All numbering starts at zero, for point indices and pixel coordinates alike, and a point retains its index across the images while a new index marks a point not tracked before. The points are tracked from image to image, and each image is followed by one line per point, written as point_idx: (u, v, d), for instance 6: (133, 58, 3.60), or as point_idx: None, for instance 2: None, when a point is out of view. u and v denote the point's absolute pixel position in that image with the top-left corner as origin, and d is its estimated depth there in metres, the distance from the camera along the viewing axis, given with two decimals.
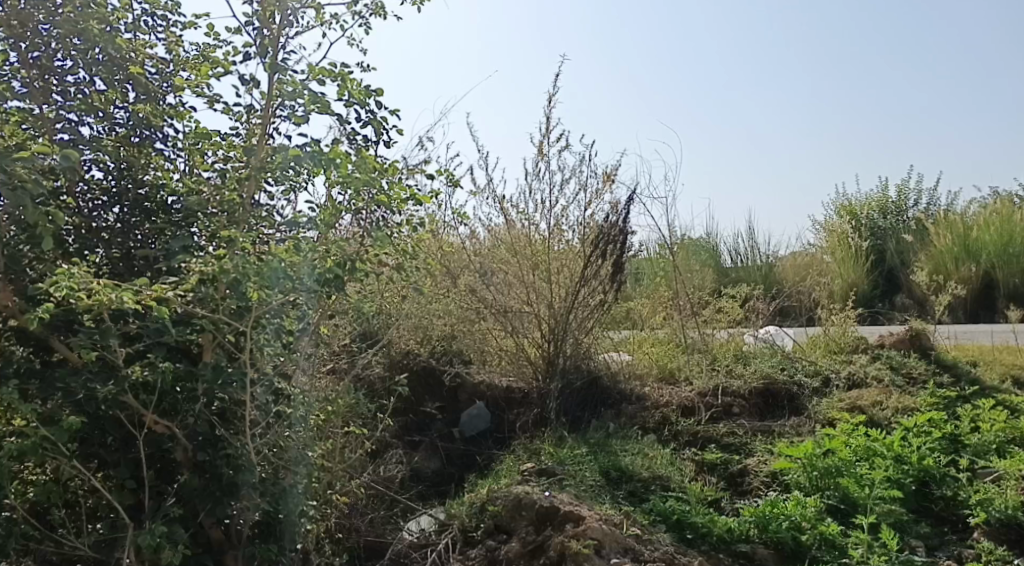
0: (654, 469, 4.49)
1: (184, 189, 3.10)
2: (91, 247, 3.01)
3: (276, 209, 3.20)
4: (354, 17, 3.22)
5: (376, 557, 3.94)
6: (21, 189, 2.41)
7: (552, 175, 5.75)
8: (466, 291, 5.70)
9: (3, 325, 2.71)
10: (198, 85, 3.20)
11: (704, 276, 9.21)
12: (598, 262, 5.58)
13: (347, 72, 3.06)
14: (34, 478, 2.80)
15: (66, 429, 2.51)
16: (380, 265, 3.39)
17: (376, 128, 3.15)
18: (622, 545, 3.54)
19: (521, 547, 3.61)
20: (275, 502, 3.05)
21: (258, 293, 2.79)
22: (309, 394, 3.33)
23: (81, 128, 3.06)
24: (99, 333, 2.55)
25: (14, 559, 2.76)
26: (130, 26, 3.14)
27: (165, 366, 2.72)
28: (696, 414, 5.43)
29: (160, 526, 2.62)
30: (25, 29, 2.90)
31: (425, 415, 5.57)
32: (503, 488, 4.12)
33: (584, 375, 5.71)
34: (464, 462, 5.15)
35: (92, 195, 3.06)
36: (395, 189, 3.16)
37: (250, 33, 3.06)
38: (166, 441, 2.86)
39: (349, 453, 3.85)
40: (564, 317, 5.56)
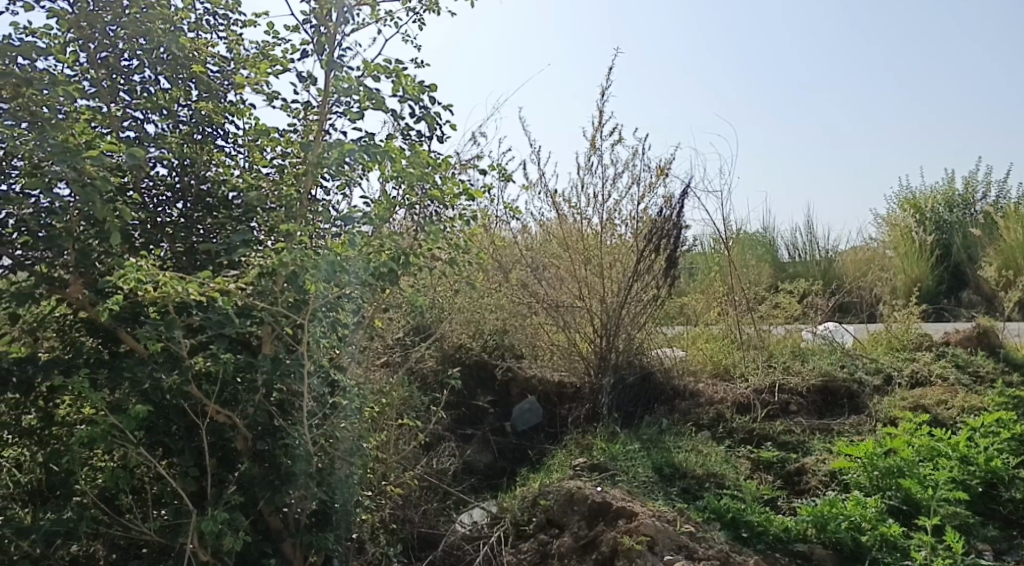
0: (708, 466, 4.45)
1: (245, 183, 3.18)
2: (157, 242, 3.07)
3: (331, 204, 3.24)
4: (408, 13, 3.24)
5: (429, 548, 3.96)
6: (90, 186, 2.50)
7: (605, 170, 5.72)
8: (518, 285, 5.68)
9: (74, 316, 2.79)
10: (258, 83, 3.26)
11: (761, 272, 9.09)
12: (651, 257, 5.54)
13: (401, 68, 3.09)
14: (102, 464, 2.88)
15: (135, 417, 2.58)
16: (434, 259, 3.42)
17: (430, 124, 3.17)
18: (676, 542, 3.50)
19: (574, 541, 3.61)
20: (331, 492, 3.10)
21: (316, 286, 2.84)
22: (363, 386, 3.38)
23: (147, 126, 3.13)
24: (164, 325, 2.61)
25: (83, 542, 2.85)
26: (193, 25, 3.21)
27: (227, 357, 2.77)
28: (752, 411, 5.36)
29: (222, 513, 2.68)
30: (93, 31, 2.99)
31: (477, 408, 5.56)
32: (556, 483, 4.13)
33: (637, 370, 5.67)
34: (516, 456, 5.16)
35: (158, 191, 3.13)
36: (448, 184, 3.19)
37: (308, 31, 3.09)
38: (228, 430, 2.92)
39: (403, 445, 3.89)
40: (616, 312, 5.55)
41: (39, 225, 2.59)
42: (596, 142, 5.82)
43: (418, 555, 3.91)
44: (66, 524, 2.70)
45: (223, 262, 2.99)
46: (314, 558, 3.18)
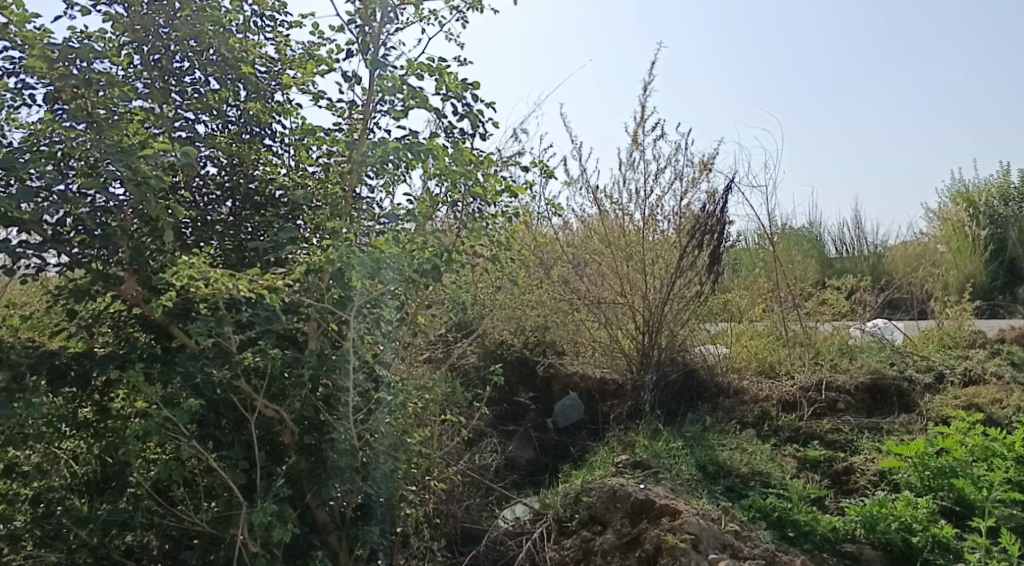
0: (753, 464, 4.41)
1: (292, 182, 3.24)
2: (207, 240, 3.12)
3: (375, 202, 3.26)
4: (451, 11, 3.25)
5: (472, 543, 3.99)
6: (145, 185, 2.56)
7: (647, 166, 5.69)
8: (559, 282, 5.73)
9: (128, 312, 2.86)
10: (304, 83, 3.30)
11: (808, 268, 8.97)
12: (695, 252, 5.49)
13: (444, 66, 3.10)
14: (155, 456, 2.93)
15: (187, 411, 2.63)
16: (476, 255, 3.43)
17: (473, 121, 3.19)
18: (721, 541, 3.47)
19: (617, 538, 3.59)
20: (376, 486, 3.13)
21: (362, 283, 2.86)
22: (407, 383, 3.41)
23: (198, 126, 3.20)
24: (215, 321, 2.65)
25: (138, 532, 2.92)
26: (241, 27, 3.26)
27: (275, 352, 2.81)
28: (798, 409, 5.30)
29: (272, 505, 2.72)
30: (146, 34, 3.05)
31: (518, 405, 5.52)
32: (598, 480, 4.13)
33: (680, 367, 5.64)
34: (559, 452, 5.16)
35: (206, 190, 3.22)
36: (491, 181, 3.21)
37: (352, 31, 3.12)
38: (276, 425, 2.97)
39: (446, 440, 3.91)
40: (659, 309, 5.51)
41: (96, 223, 2.65)
42: (638, 139, 5.79)
43: (461, 550, 3.94)
44: (122, 514, 2.77)
45: (270, 259, 3.03)
46: (360, 551, 3.21)
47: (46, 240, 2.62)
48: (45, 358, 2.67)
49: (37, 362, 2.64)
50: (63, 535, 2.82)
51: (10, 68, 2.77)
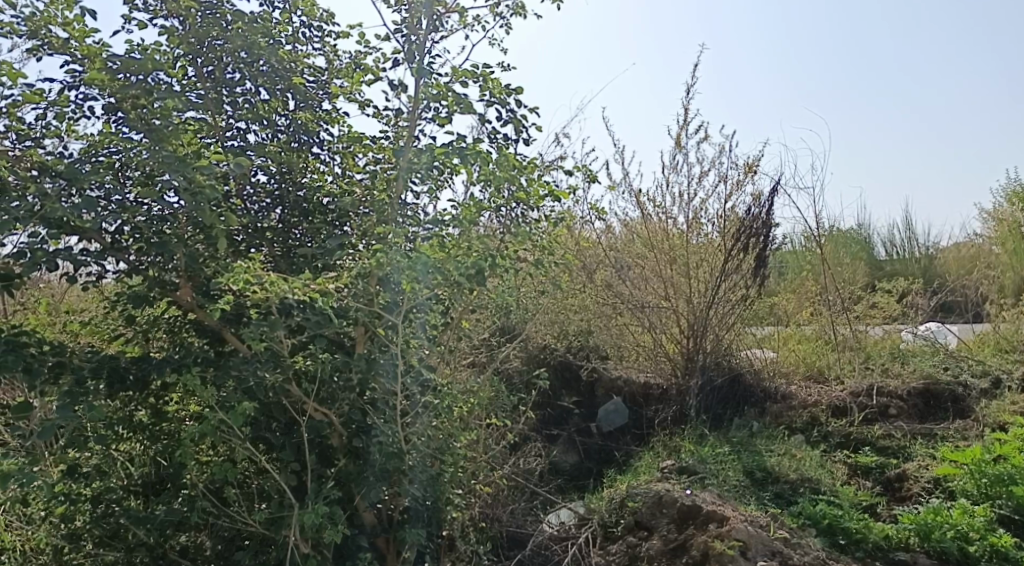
0: (802, 471, 4.35)
1: (339, 189, 3.29)
2: (257, 246, 3.19)
3: (420, 208, 3.29)
4: (495, 18, 3.27)
5: (517, 548, 3.98)
6: (200, 194, 2.61)
7: (691, 168, 5.66)
8: (602, 285, 5.69)
9: (183, 317, 2.93)
10: (351, 92, 3.36)
11: (857, 270, 8.83)
12: (740, 255, 5.45)
13: (488, 72, 3.12)
14: (209, 459, 2.99)
15: (241, 414, 2.68)
16: (520, 259, 3.44)
17: (517, 126, 3.20)
18: (770, 548, 3.43)
19: (663, 545, 3.57)
20: (424, 489, 3.16)
21: (410, 288, 2.89)
22: (453, 386, 3.44)
23: (249, 136, 3.25)
24: (268, 325, 2.69)
25: (193, 532, 3.00)
26: (290, 38, 3.32)
27: (325, 357, 2.86)
28: (848, 414, 5.22)
29: (323, 507, 2.76)
30: (201, 46, 3.13)
31: (563, 409, 5.47)
32: (644, 485, 4.11)
33: (725, 372, 5.58)
34: (603, 457, 5.14)
35: (258, 198, 3.26)
36: (534, 186, 3.23)
37: (398, 38, 3.16)
38: (325, 428, 3.01)
39: (492, 444, 3.93)
40: (704, 313, 5.48)
41: (153, 231, 2.73)
42: (681, 141, 5.76)
43: (507, 554, 3.94)
44: (179, 514, 2.86)
45: (319, 265, 3.08)
46: (408, 553, 3.24)
47: (105, 248, 2.69)
48: (106, 360, 2.73)
49: (97, 366, 2.70)
50: (121, 535, 2.94)
51: (70, 82, 2.86)
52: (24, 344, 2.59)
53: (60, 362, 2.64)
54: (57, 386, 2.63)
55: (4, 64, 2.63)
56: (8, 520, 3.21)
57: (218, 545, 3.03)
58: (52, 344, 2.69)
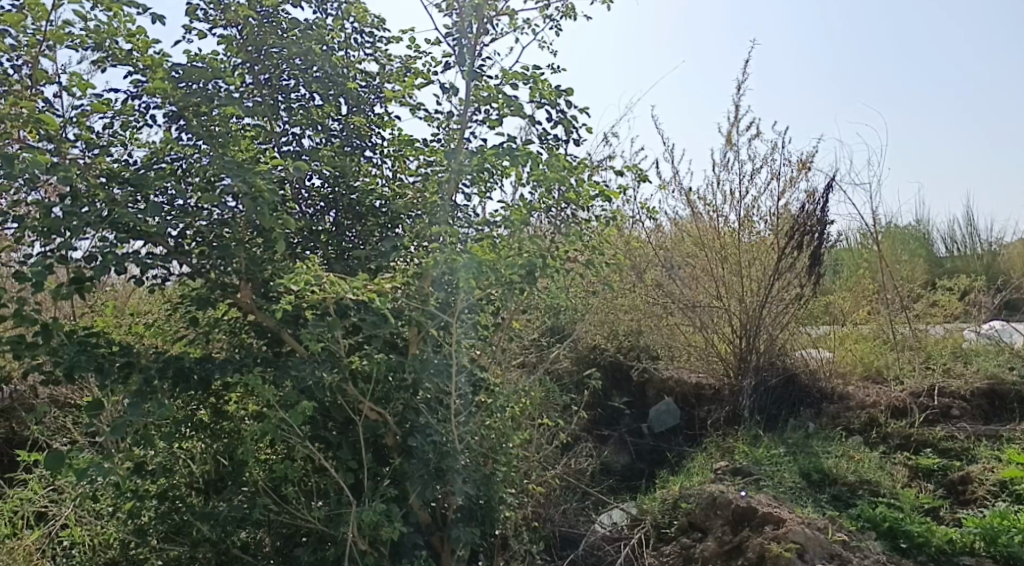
0: (861, 473, 4.27)
1: (391, 192, 3.34)
2: (312, 248, 3.24)
3: (470, 209, 3.32)
4: (545, 20, 3.28)
5: (570, 548, 3.98)
6: (260, 198, 2.64)
7: (742, 166, 5.59)
8: (652, 285, 5.67)
9: (243, 319, 3.00)
10: (404, 96, 3.41)
11: (915, 268, 8.63)
12: (794, 254, 5.36)
13: (539, 74, 3.13)
14: (269, 457, 3.06)
15: (301, 414, 2.73)
16: (570, 259, 3.45)
17: (567, 127, 3.20)
18: (828, 551, 3.37)
19: (718, 546, 3.52)
20: (478, 488, 3.18)
21: (463, 289, 2.90)
22: (505, 386, 3.45)
23: (303, 141, 3.31)
24: (326, 327, 2.74)
25: (252, 529, 3.05)
26: (343, 44, 3.37)
27: (381, 357, 2.89)
28: (908, 415, 5.10)
29: (380, 505, 2.80)
30: (258, 54, 3.19)
31: (613, 409, 5.47)
32: (698, 486, 4.07)
33: (780, 373, 5.49)
34: (654, 458, 5.11)
35: (312, 201, 3.31)
36: (584, 187, 3.23)
37: (449, 42, 3.19)
38: (381, 427, 3.05)
39: (544, 444, 3.93)
40: (757, 312, 5.39)
41: (215, 236, 2.81)
42: (732, 139, 5.70)
43: (560, 554, 3.94)
44: (241, 511, 2.90)
45: (374, 266, 3.12)
46: (462, 551, 3.24)
47: (170, 251, 2.75)
48: (171, 361, 2.76)
49: (164, 366, 2.73)
50: (184, 531, 3.01)
51: (134, 91, 2.94)
52: (95, 345, 2.66)
53: (130, 362, 2.68)
54: (125, 385, 2.69)
55: (74, 76, 2.72)
56: (78, 516, 3.32)
57: (278, 542, 3.09)
58: (121, 346, 2.76)
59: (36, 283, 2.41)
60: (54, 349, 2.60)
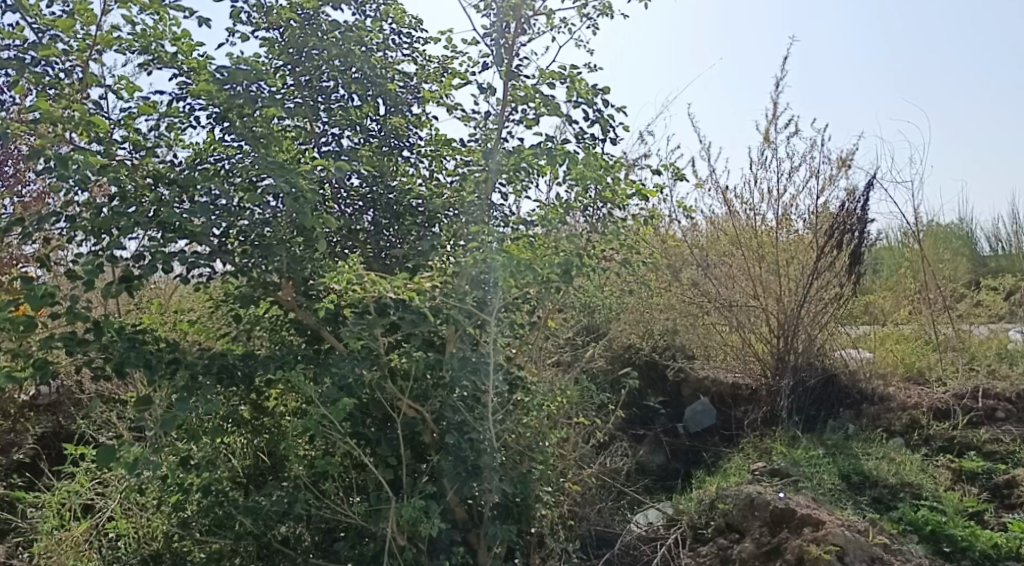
0: (902, 475, 4.21)
1: (429, 192, 3.37)
2: (350, 247, 3.27)
3: (507, 208, 3.35)
4: (582, 19, 3.27)
5: (606, 547, 3.97)
6: (302, 198, 2.68)
7: (780, 165, 5.54)
8: (688, 284, 5.64)
9: (284, 316, 3.04)
10: (441, 96, 3.43)
11: (959, 267, 8.48)
12: (833, 253, 5.30)
13: (575, 73, 3.13)
14: (310, 453, 3.11)
15: (341, 410, 2.75)
16: (606, 258, 3.44)
17: (604, 126, 3.20)
18: (869, 553, 3.33)
19: (756, 547, 3.49)
20: (515, 485, 3.19)
21: (501, 288, 2.91)
22: (541, 385, 3.46)
23: (342, 141, 3.34)
24: (366, 325, 2.77)
25: (292, 523, 3.09)
26: (381, 45, 3.40)
27: (420, 355, 2.91)
28: (951, 417, 5.02)
29: (419, 500, 2.81)
30: (298, 55, 3.23)
31: (648, 408, 5.43)
32: (734, 487, 4.04)
33: (818, 373, 5.41)
34: (690, 458, 5.08)
35: (351, 200, 3.34)
36: (621, 185, 3.24)
37: (487, 42, 3.20)
38: (419, 424, 3.07)
39: (580, 443, 3.93)
40: (795, 312, 5.33)
41: (257, 234, 2.83)
42: (770, 136, 5.64)
43: (596, 553, 3.93)
44: (283, 505, 2.94)
45: (412, 265, 3.15)
46: (499, 548, 3.24)
47: (214, 250, 2.79)
48: (216, 358, 2.81)
49: (209, 363, 2.77)
50: (227, 524, 3.05)
51: (179, 93, 2.99)
52: (143, 341, 2.72)
53: (176, 358, 2.73)
54: (171, 381, 2.73)
55: (123, 79, 2.77)
56: (123, 508, 3.38)
57: (317, 537, 3.12)
58: (168, 343, 2.82)
59: (88, 282, 2.47)
60: (105, 346, 2.66)
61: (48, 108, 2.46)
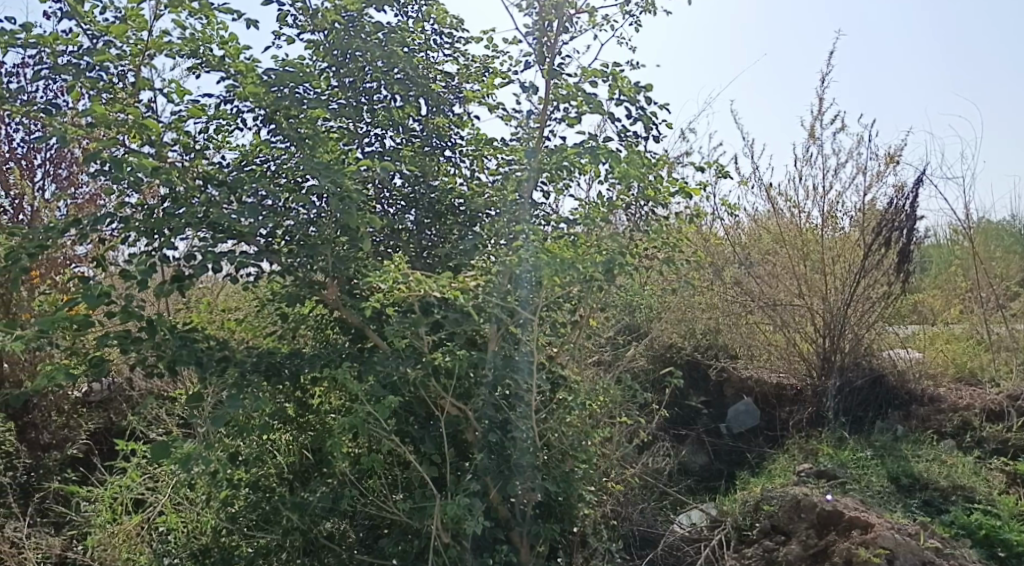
0: (953, 478, 4.12)
1: (471, 191, 3.38)
2: (393, 246, 3.30)
3: (548, 207, 3.35)
4: (625, 16, 3.25)
5: (648, 547, 3.95)
6: (348, 198, 2.70)
7: (826, 161, 5.45)
8: (731, 283, 5.57)
9: (329, 315, 3.08)
10: (483, 96, 3.44)
11: (1012, 265, 8.26)
12: (881, 251, 5.19)
13: (618, 70, 3.11)
14: (355, 451, 3.13)
15: (386, 408, 2.77)
16: (649, 257, 3.42)
17: (646, 124, 3.18)
18: (919, 557, 3.26)
19: (802, 550, 3.43)
20: (557, 484, 3.18)
21: (543, 286, 2.91)
22: (583, 383, 3.45)
23: (384, 142, 3.36)
24: (411, 323, 2.78)
25: (336, 520, 3.11)
26: (423, 45, 3.41)
27: (463, 354, 2.91)
28: (1004, 418, 4.89)
29: (464, 498, 2.81)
30: (342, 56, 3.25)
31: (690, 408, 5.38)
32: (779, 488, 3.99)
33: (866, 373, 5.32)
34: (734, 459, 5.02)
35: (393, 200, 3.35)
36: (664, 183, 3.22)
37: (529, 40, 3.19)
38: (461, 422, 3.07)
39: (623, 442, 3.91)
40: (841, 311, 5.24)
41: (302, 235, 2.87)
42: (815, 133, 5.56)
43: (639, 553, 3.91)
44: (329, 503, 2.98)
45: (455, 264, 3.17)
46: (542, 547, 3.24)
47: (261, 250, 2.83)
48: (264, 356, 2.84)
49: (257, 361, 2.81)
50: (274, 521, 3.09)
51: (226, 96, 3.03)
52: (194, 340, 2.76)
53: (225, 357, 2.77)
54: (221, 378, 2.77)
55: (173, 82, 2.82)
56: (173, 503, 3.44)
57: (361, 533, 3.15)
58: (217, 341, 2.86)
59: (142, 281, 2.52)
60: (158, 344, 2.70)
61: (104, 112, 2.51)
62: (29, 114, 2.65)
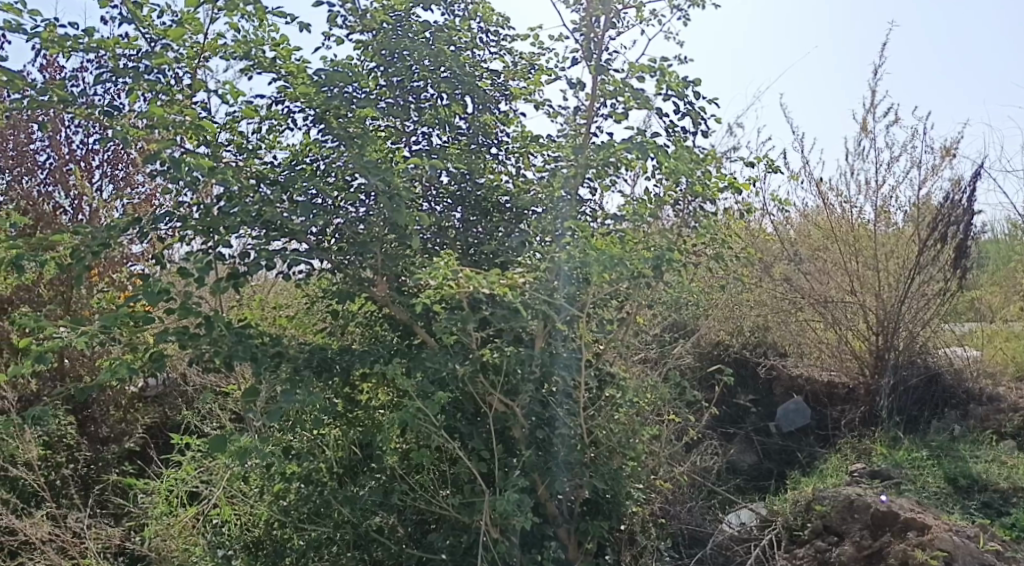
0: (1014, 479, 4.01)
1: (517, 188, 3.37)
2: (440, 244, 3.31)
3: (595, 203, 3.34)
4: (672, 11, 3.22)
5: (697, 546, 3.91)
6: (397, 196, 2.72)
7: (879, 155, 5.33)
8: (780, 280, 5.47)
9: (378, 312, 3.11)
10: (529, 93, 3.44)
11: None
12: (936, 246, 5.06)
13: (665, 65, 3.08)
14: (403, 446, 3.17)
15: (436, 404, 2.78)
16: (698, 253, 3.39)
17: (694, 119, 3.14)
18: (978, 559, 3.18)
19: (856, 551, 3.36)
20: (605, 481, 3.17)
21: (591, 283, 2.90)
22: (631, 381, 3.43)
23: (430, 140, 3.38)
24: (460, 320, 2.79)
25: (384, 515, 3.13)
26: (469, 44, 3.42)
27: (512, 350, 2.92)
28: None
29: (513, 493, 2.81)
30: (389, 55, 3.25)
31: (739, 407, 5.38)
32: (832, 488, 3.92)
33: (920, 371, 5.20)
34: (784, 458, 4.95)
35: (439, 197, 3.36)
36: (712, 178, 3.18)
37: (576, 36, 3.17)
38: (510, 419, 3.07)
39: (671, 440, 3.88)
40: (896, 308, 5.12)
41: (352, 233, 2.90)
42: (868, 126, 5.44)
43: (687, 552, 3.87)
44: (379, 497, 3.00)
45: (502, 262, 3.17)
46: (590, 543, 3.23)
47: (312, 248, 2.86)
48: (315, 352, 2.88)
49: (309, 357, 2.85)
50: (325, 514, 3.13)
51: (278, 97, 3.08)
52: (248, 336, 2.80)
53: (278, 353, 2.81)
54: (275, 374, 2.80)
55: (227, 84, 2.86)
56: (226, 496, 3.50)
57: (410, 528, 3.17)
58: (270, 337, 2.90)
59: (199, 279, 2.56)
60: (214, 340, 2.74)
61: (162, 113, 2.56)
62: (90, 116, 2.71)
